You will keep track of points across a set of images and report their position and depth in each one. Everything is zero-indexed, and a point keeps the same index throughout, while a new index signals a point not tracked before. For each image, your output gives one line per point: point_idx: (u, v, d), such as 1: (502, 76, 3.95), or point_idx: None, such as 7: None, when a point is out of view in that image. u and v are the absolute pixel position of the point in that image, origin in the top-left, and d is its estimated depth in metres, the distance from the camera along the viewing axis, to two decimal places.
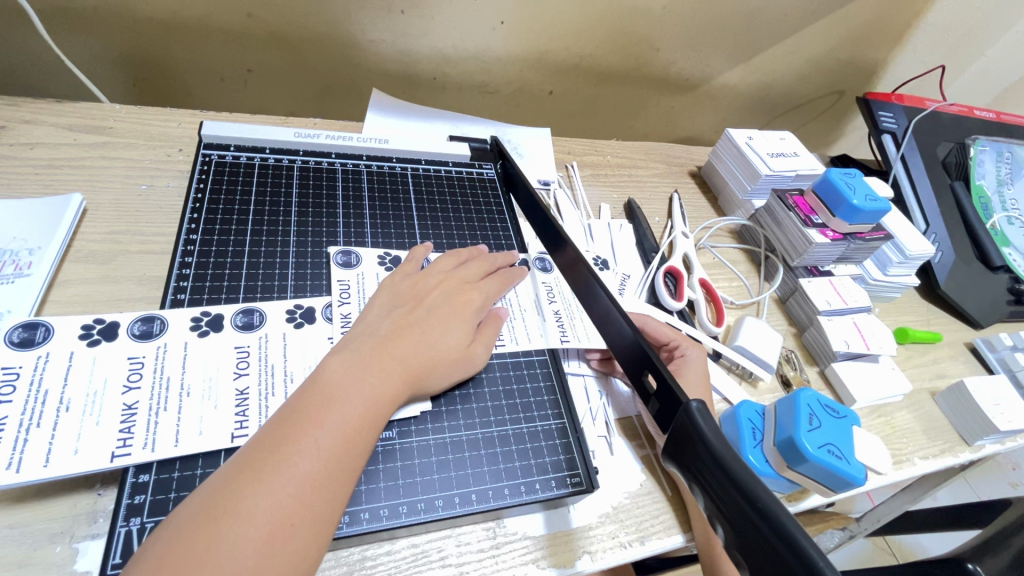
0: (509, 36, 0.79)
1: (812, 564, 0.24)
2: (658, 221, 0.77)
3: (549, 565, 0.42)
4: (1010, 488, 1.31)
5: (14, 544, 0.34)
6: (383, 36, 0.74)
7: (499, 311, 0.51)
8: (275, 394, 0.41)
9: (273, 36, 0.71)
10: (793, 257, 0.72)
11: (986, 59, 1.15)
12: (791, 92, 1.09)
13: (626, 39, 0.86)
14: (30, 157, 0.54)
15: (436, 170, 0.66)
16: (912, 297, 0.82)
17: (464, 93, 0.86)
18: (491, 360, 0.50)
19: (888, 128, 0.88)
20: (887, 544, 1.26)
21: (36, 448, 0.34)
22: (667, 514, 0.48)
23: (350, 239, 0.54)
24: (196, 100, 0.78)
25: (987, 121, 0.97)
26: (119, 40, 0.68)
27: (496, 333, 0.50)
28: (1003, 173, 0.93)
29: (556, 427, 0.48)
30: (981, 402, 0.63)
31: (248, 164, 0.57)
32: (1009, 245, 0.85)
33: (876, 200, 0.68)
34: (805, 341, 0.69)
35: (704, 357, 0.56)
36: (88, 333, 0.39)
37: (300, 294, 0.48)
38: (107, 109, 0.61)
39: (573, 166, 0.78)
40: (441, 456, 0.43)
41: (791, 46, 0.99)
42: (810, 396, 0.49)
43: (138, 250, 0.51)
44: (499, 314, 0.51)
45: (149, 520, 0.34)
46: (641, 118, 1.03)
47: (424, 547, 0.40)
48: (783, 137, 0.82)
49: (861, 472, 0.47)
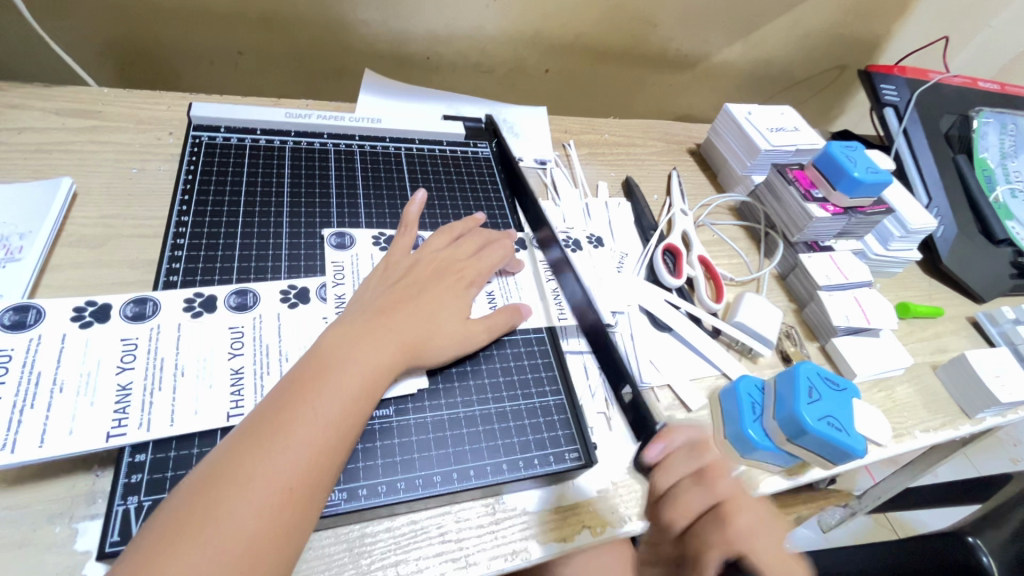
0: (502, 13, 0.77)
1: None
2: (656, 199, 0.76)
3: (549, 540, 0.42)
4: (1012, 464, 1.33)
5: (14, 525, 0.34)
6: (375, 15, 0.73)
7: (519, 306, 0.50)
8: (270, 373, 0.40)
9: (261, 17, 0.70)
10: (793, 232, 0.71)
11: (990, 30, 1.13)
12: (792, 67, 1.08)
13: (622, 15, 0.84)
14: (18, 142, 0.53)
15: (431, 149, 0.65)
16: (914, 272, 0.82)
17: (459, 73, 0.85)
18: (492, 349, 0.49)
19: (890, 101, 0.86)
20: (888, 520, 1.27)
21: (31, 429, 0.34)
22: None
23: (344, 220, 0.53)
24: (186, 84, 0.77)
25: (991, 93, 0.95)
26: (106, 22, 0.67)
27: (511, 323, 0.49)
28: (1007, 146, 0.91)
29: (554, 402, 0.48)
30: (982, 375, 0.63)
31: (238, 145, 0.56)
32: (1012, 218, 0.84)
33: (877, 172, 0.67)
34: (805, 317, 0.69)
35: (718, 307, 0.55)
36: (80, 315, 0.39)
37: (293, 275, 0.48)
38: (95, 93, 0.60)
39: (570, 145, 0.77)
40: (439, 433, 0.43)
41: (791, 20, 0.97)
42: (810, 368, 0.49)
43: (130, 234, 0.50)
44: (521, 310, 0.50)
45: (146, 499, 0.34)
46: (640, 96, 1.02)
47: (423, 523, 0.40)
48: (783, 112, 0.81)
49: (860, 443, 0.47)
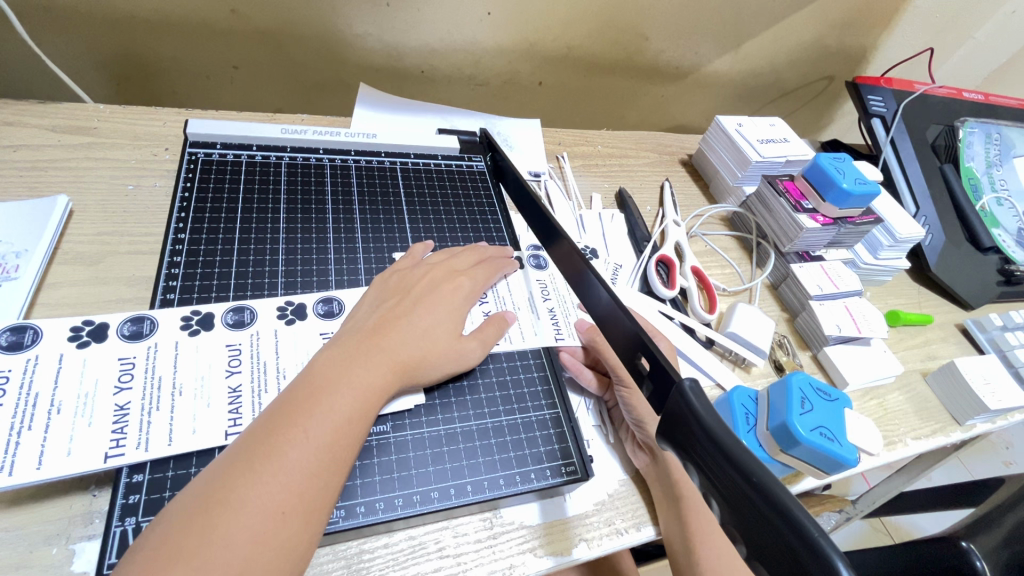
0: (496, 27, 0.78)
1: (808, 539, 0.24)
2: (649, 210, 0.77)
3: (546, 553, 0.43)
4: (1004, 467, 1.34)
5: (10, 547, 0.34)
6: (370, 30, 0.74)
7: (505, 315, 0.51)
8: (268, 391, 0.41)
9: (257, 33, 0.70)
10: (785, 242, 0.72)
11: (975, 41, 1.15)
12: (781, 78, 1.09)
13: (614, 28, 0.86)
14: (13, 159, 0.53)
15: (426, 164, 0.66)
16: (903, 280, 0.83)
17: (453, 85, 0.86)
18: (488, 363, 0.49)
19: (878, 112, 0.88)
20: (884, 525, 1.28)
21: (29, 451, 0.34)
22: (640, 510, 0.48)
23: (341, 235, 0.54)
24: (181, 98, 0.77)
25: (976, 103, 0.97)
26: (102, 39, 0.67)
27: (499, 334, 0.49)
28: (992, 155, 0.93)
29: (550, 416, 0.48)
30: (971, 382, 0.64)
31: (234, 162, 0.56)
32: (998, 226, 0.86)
33: (865, 183, 0.68)
34: (797, 327, 0.70)
35: (671, 347, 0.56)
36: (77, 335, 0.39)
37: (291, 290, 0.48)
38: (92, 110, 0.61)
39: (564, 157, 0.78)
40: (436, 448, 0.43)
41: (779, 32, 0.99)
42: (802, 379, 0.50)
43: (126, 251, 0.50)
44: (506, 318, 0.51)
45: (143, 519, 0.34)
46: (632, 107, 1.03)
47: (421, 539, 0.41)
48: (773, 123, 0.82)
49: (853, 453, 0.47)
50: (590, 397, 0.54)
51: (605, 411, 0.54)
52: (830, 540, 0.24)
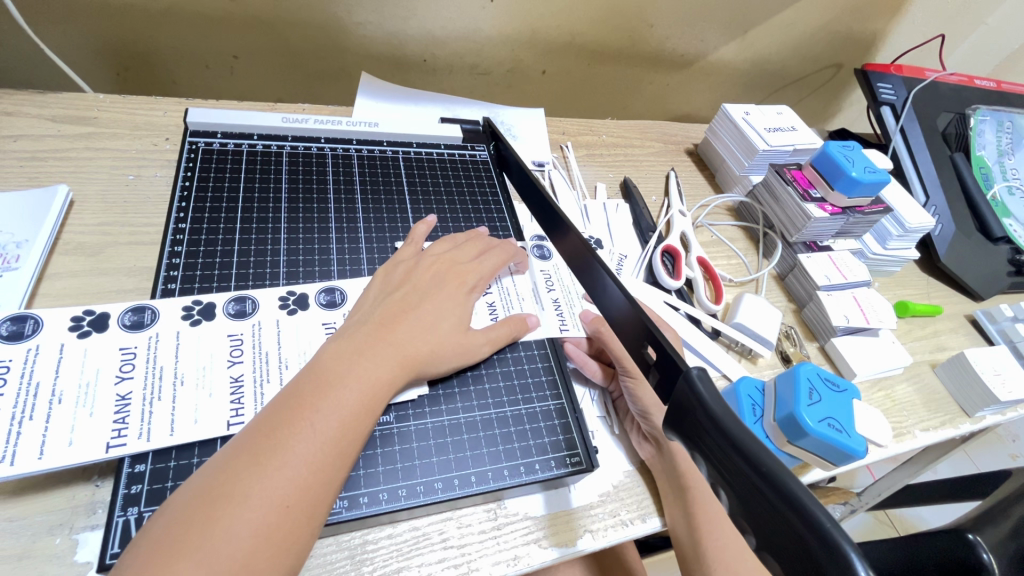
0: (499, 15, 0.77)
1: (821, 531, 0.24)
2: (654, 200, 0.76)
3: (550, 545, 0.42)
4: (1010, 459, 1.33)
5: (14, 536, 0.34)
6: (371, 18, 0.73)
7: (525, 318, 0.50)
8: (270, 381, 0.40)
9: (257, 21, 0.69)
10: (792, 232, 0.71)
11: (987, 27, 1.13)
12: (789, 66, 1.08)
13: (619, 15, 0.84)
14: (13, 149, 0.53)
15: (428, 153, 0.65)
16: (912, 271, 0.82)
17: (456, 74, 0.85)
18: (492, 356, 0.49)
19: (887, 100, 0.86)
20: (888, 517, 1.28)
21: (30, 440, 0.33)
22: (645, 498, 0.48)
23: (343, 227, 0.53)
24: (182, 88, 0.76)
25: (988, 90, 0.95)
26: (102, 28, 0.67)
27: (512, 333, 0.48)
28: (1004, 143, 0.91)
29: (554, 407, 0.48)
30: (982, 374, 0.63)
31: (235, 151, 0.56)
32: (1009, 216, 0.84)
33: (875, 171, 0.67)
34: (804, 318, 0.69)
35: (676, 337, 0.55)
36: (78, 325, 0.39)
37: (292, 281, 0.47)
38: (91, 99, 0.60)
39: (568, 147, 0.77)
40: (440, 438, 0.43)
41: (787, 19, 0.97)
42: (809, 369, 0.50)
43: (127, 241, 0.50)
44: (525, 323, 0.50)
45: (146, 509, 0.34)
46: (636, 96, 1.02)
47: (425, 530, 0.40)
48: (781, 111, 0.81)
49: (862, 444, 0.47)
50: (594, 388, 0.54)
51: (609, 402, 0.53)
52: (842, 530, 0.23)
